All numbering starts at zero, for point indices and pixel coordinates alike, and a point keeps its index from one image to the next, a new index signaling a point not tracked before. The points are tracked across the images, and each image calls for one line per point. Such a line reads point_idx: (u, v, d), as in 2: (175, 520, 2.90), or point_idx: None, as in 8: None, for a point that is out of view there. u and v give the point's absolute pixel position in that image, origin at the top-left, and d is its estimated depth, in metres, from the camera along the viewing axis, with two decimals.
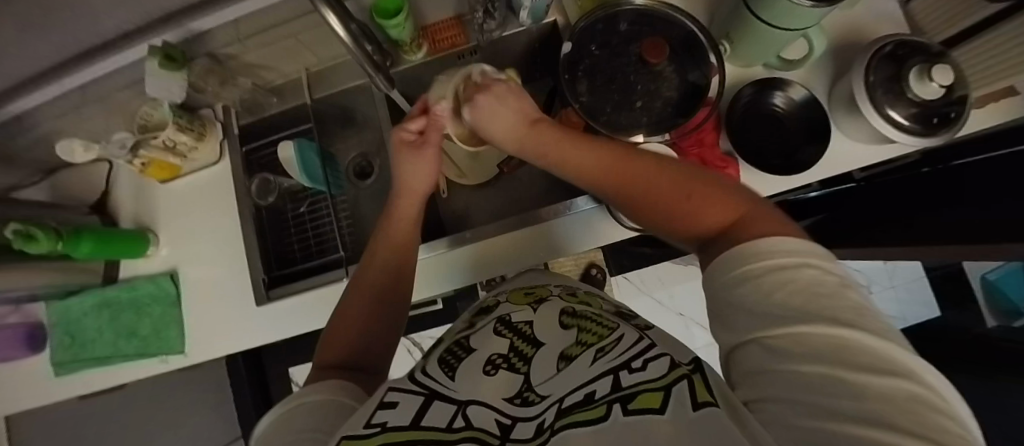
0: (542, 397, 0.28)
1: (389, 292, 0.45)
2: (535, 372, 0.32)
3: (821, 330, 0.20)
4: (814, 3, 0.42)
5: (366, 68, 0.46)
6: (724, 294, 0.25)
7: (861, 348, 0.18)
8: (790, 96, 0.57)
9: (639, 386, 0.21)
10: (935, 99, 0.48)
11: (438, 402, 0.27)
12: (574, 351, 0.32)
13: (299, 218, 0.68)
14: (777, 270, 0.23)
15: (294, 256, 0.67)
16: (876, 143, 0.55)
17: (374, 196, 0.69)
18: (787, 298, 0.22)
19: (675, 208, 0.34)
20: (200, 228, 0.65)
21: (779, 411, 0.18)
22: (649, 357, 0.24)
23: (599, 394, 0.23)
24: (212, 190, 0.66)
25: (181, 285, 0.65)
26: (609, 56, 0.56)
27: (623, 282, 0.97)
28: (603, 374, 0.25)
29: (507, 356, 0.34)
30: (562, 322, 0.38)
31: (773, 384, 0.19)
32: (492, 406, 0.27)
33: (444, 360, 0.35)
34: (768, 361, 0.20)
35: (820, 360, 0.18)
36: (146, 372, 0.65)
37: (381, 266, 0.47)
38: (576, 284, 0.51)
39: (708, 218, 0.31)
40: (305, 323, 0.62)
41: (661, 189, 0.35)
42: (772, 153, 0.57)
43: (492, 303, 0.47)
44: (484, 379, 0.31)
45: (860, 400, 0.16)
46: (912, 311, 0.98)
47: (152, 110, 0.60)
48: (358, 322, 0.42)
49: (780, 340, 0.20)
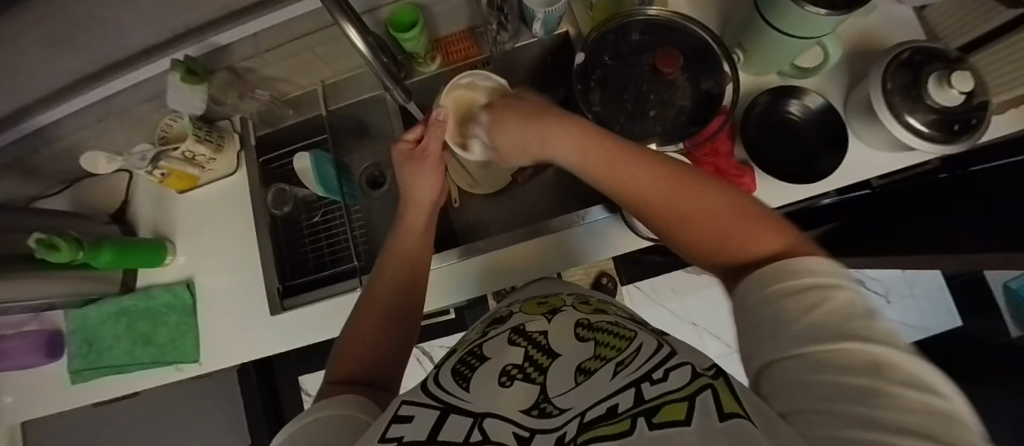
0: (561, 409, 0.27)
1: (402, 310, 0.45)
2: (552, 382, 0.31)
3: (852, 349, 0.19)
4: (829, 11, 0.42)
5: (384, 81, 0.47)
6: (765, 301, 0.25)
7: (892, 366, 0.18)
8: (806, 104, 0.57)
9: (663, 399, 0.21)
10: (956, 106, 0.48)
11: (454, 415, 0.27)
12: (592, 365, 0.31)
13: (314, 227, 0.69)
14: (809, 290, 0.23)
15: (308, 265, 0.68)
16: (894, 150, 0.54)
17: (385, 206, 0.70)
18: (821, 316, 0.21)
19: (716, 229, 0.32)
20: (216, 238, 0.66)
21: (813, 419, 0.17)
22: (670, 368, 0.24)
23: (622, 406, 0.22)
24: (228, 200, 0.67)
25: (197, 295, 0.65)
26: (621, 65, 0.57)
27: (634, 292, 0.96)
28: (624, 388, 0.24)
29: (522, 367, 0.33)
30: (576, 333, 0.37)
31: (809, 394, 0.18)
32: (510, 419, 0.27)
33: (457, 371, 0.35)
34: (800, 375, 0.19)
35: (852, 374, 0.18)
36: (161, 381, 0.65)
37: (397, 275, 0.47)
38: (589, 292, 0.51)
39: (744, 239, 0.30)
40: (321, 333, 0.62)
41: (704, 208, 0.33)
42: (789, 161, 0.57)
43: (505, 313, 0.47)
44: (500, 391, 0.30)
45: (891, 410, 0.15)
46: (933, 321, 0.95)
47: (173, 121, 0.61)
48: (376, 333, 0.42)
49: (813, 355, 0.20)
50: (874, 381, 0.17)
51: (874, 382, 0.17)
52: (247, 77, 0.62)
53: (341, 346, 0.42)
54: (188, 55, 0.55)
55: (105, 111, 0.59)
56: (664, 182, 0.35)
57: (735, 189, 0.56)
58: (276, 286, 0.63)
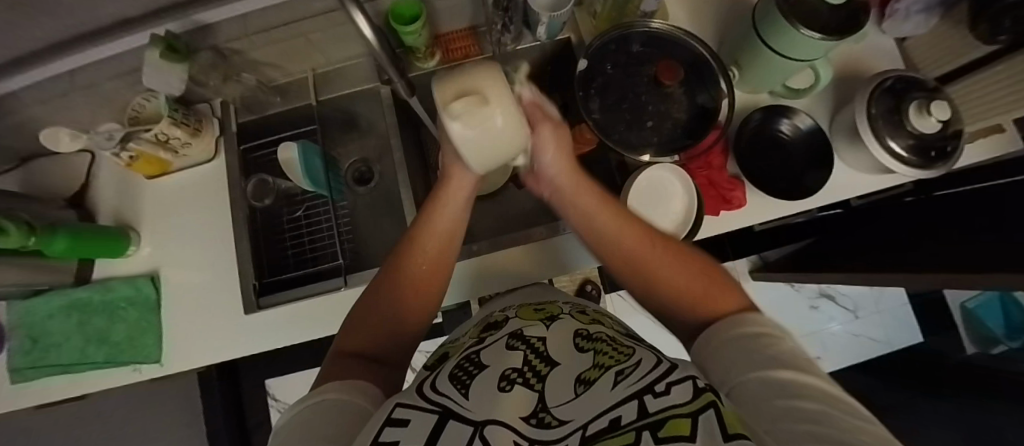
0: (561, 421, 0.25)
1: (426, 285, 0.42)
2: (551, 390, 0.30)
3: (806, 379, 0.21)
4: (823, 36, 0.44)
5: (389, 72, 0.45)
6: (730, 337, 0.29)
7: (840, 399, 0.20)
8: (796, 123, 0.58)
9: (667, 413, 0.20)
10: (933, 134, 0.51)
11: (453, 422, 0.25)
12: (592, 374, 0.30)
13: (295, 221, 0.66)
14: (761, 335, 0.27)
15: (286, 263, 0.64)
16: (875, 173, 0.57)
17: (372, 204, 0.69)
18: (777, 352, 0.25)
19: (679, 291, 0.35)
20: (187, 228, 0.62)
21: (778, 433, 0.17)
22: (673, 382, 0.24)
23: (625, 420, 0.21)
24: (203, 189, 0.63)
25: (162, 290, 0.61)
26: (622, 74, 0.58)
27: (617, 300, 0.97)
28: (625, 400, 0.24)
29: (521, 370, 0.33)
30: (575, 343, 0.36)
31: (768, 411, 0.19)
32: (512, 428, 0.25)
33: (454, 375, 0.33)
34: (765, 395, 0.21)
35: (810, 399, 0.19)
36: (117, 382, 0.59)
37: (431, 247, 0.43)
38: (584, 302, 0.50)
39: (712, 304, 0.33)
40: (296, 335, 0.58)
41: (679, 272, 0.36)
42: (779, 178, 0.58)
43: (500, 318, 0.46)
44: (499, 396, 0.29)
45: (848, 428, 0.16)
46: (897, 335, 1.00)
47: (146, 101, 0.57)
48: (394, 305, 0.40)
49: (770, 379, 0.22)
50: (829, 407, 0.19)
51: (829, 407, 0.19)
52: (231, 59, 0.58)
53: (355, 309, 0.42)
54: (168, 31, 0.51)
55: (69, 86, 0.54)
56: (652, 244, 0.39)
57: (726, 202, 0.57)
58: (250, 283, 0.58)
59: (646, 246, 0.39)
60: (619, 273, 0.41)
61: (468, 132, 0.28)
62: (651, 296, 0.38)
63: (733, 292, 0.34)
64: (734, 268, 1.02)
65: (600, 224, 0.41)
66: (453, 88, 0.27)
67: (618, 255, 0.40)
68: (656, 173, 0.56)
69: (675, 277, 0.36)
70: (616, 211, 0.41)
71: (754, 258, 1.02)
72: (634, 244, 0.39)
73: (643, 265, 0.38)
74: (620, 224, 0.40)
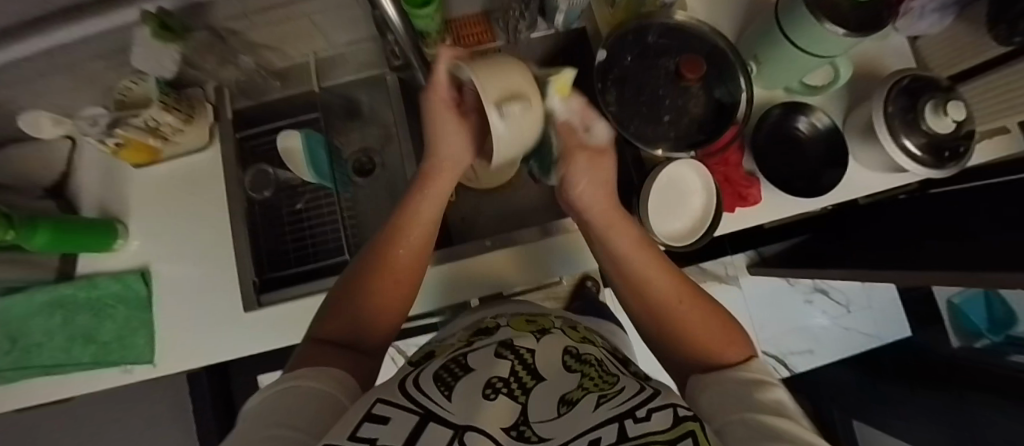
0: (542, 436, 0.24)
1: (406, 273, 0.41)
2: (535, 404, 0.28)
3: (786, 422, 0.22)
4: (848, 32, 0.43)
5: (412, 57, 0.47)
6: (727, 382, 0.30)
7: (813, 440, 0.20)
8: (814, 122, 0.58)
9: (644, 439, 0.18)
10: (946, 134, 0.51)
11: (433, 425, 0.23)
12: (576, 394, 0.29)
13: (296, 215, 0.62)
14: (756, 386, 0.28)
15: (287, 258, 0.61)
16: (889, 171, 0.57)
17: (378, 197, 0.66)
18: (766, 399, 0.26)
19: (693, 339, 0.37)
20: (177, 220, 0.58)
21: None
22: (653, 409, 0.22)
23: (605, 440, 0.19)
24: (197, 179, 0.59)
25: (153, 286, 0.57)
26: (639, 66, 0.56)
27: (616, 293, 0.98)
28: (604, 421, 0.22)
29: (507, 381, 0.31)
30: (563, 360, 0.35)
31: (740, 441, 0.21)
32: (491, 433, 0.23)
33: (439, 378, 0.32)
34: (745, 430, 0.22)
35: (788, 437, 0.19)
36: (105, 383, 0.56)
37: (413, 232, 0.42)
38: (575, 318, 0.50)
39: (728, 351, 0.36)
40: (298, 335, 0.56)
41: (695, 320, 0.38)
42: (796, 176, 0.58)
43: (491, 325, 0.45)
44: (484, 403, 0.27)
45: None
46: (886, 329, 1.05)
47: (134, 83, 0.52)
48: (373, 293, 0.39)
49: (753, 418, 0.23)
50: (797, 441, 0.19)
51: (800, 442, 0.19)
52: (228, 40, 0.54)
53: (333, 295, 0.40)
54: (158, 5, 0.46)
55: (48, 65, 0.49)
56: (675, 289, 0.40)
57: (742, 199, 0.57)
58: (250, 279, 0.55)
59: (672, 286, 0.40)
60: (636, 308, 0.41)
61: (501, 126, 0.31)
62: (667, 338, 0.39)
63: (740, 340, 0.37)
64: (731, 262, 1.03)
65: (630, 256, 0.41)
66: (498, 89, 0.30)
67: (639, 291, 0.41)
68: (676, 170, 0.56)
69: (693, 321, 0.38)
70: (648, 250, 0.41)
71: (751, 253, 1.03)
72: (661, 283, 0.40)
73: (666, 306, 0.39)
74: (651, 260, 0.41)
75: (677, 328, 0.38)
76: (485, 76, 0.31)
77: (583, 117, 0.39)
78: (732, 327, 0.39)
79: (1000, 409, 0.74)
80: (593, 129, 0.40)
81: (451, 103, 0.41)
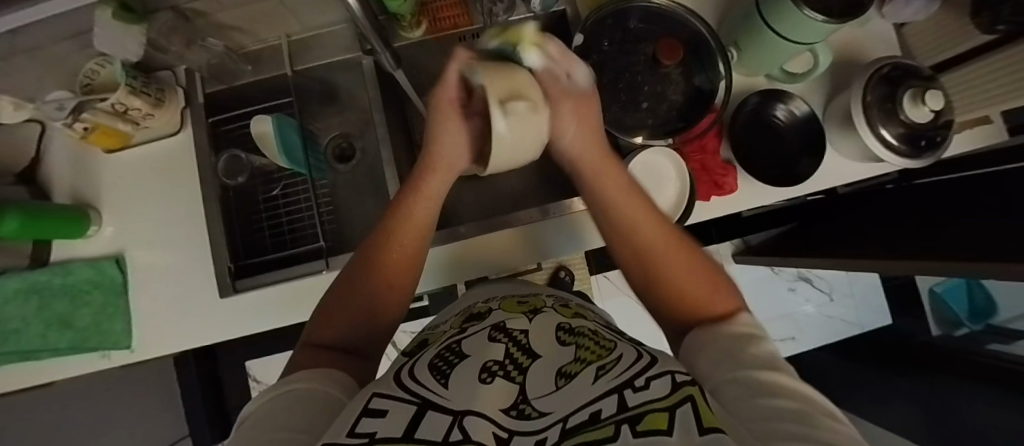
0: (541, 412, 0.25)
1: (399, 277, 0.41)
2: (533, 382, 0.29)
3: (788, 381, 0.22)
4: (825, 18, 0.42)
5: (373, 41, 0.45)
6: (720, 336, 0.30)
7: (813, 399, 0.21)
8: (792, 109, 0.57)
9: (644, 407, 0.19)
10: (922, 123, 0.51)
11: (431, 413, 0.24)
12: (573, 367, 0.29)
13: (272, 201, 0.62)
14: (750, 339, 0.29)
15: (263, 244, 0.61)
16: (866, 160, 0.57)
17: (355, 182, 0.66)
18: (763, 356, 0.26)
19: (679, 285, 0.37)
20: (152, 207, 0.58)
21: (751, 428, 0.18)
22: (652, 376, 0.23)
23: (605, 413, 0.20)
24: (169, 164, 0.58)
25: (130, 272, 0.57)
26: (619, 52, 0.55)
27: (602, 280, 0.99)
28: (604, 394, 0.23)
29: (502, 363, 0.32)
30: (558, 336, 0.36)
31: (744, 412, 0.20)
32: (489, 418, 0.24)
33: (434, 365, 0.32)
34: (747, 395, 0.22)
35: (788, 398, 0.20)
36: (86, 368, 0.57)
37: (405, 235, 0.42)
38: (565, 294, 0.50)
39: (713, 305, 0.35)
40: (277, 318, 0.56)
41: (681, 265, 0.38)
42: (771, 163, 0.57)
43: (483, 309, 0.45)
44: (480, 388, 0.28)
45: (823, 430, 0.17)
46: (869, 317, 1.08)
47: (100, 66, 0.51)
48: (367, 296, 0.39)
49: (754, 381, 0.23)
50: (805, 406, 0.20)
51: (809, 408, 0.20)
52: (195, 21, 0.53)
53: (325, 301, 0.40)
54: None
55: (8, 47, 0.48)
56: (659, 232, 0.40)
57: (718, 188, 0.56)
58: (227, 266, 0.55)
59: (660, 236, 0.40)
60: (622, 253, 0.42)
61: (504, 124, 0.32)
62: (650, 283, 0.39)
63: (728, 295, 0.36)
64: (717, 251, 1.03)
65: (616, 202, 0.42)
66: (503, 89, 0.32)
67: (624, 238, 0.41)
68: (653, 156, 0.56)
69: (681, 271, 0.38)
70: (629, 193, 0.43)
71: (737, 241, 1.04)
72: (649, 232, 0.40)
73: (651, 252, 0.39)
74: (638, 210, 0.42)
75: (660, 274, 0.38)
76: (492, 77, 0.33)
77: (563, 64, 0.42)
78: (724, 283, 0.38)
79: (975, 395, 0.76)
80: (571, 74, 0.44)
81: (458, 106, 0.44)
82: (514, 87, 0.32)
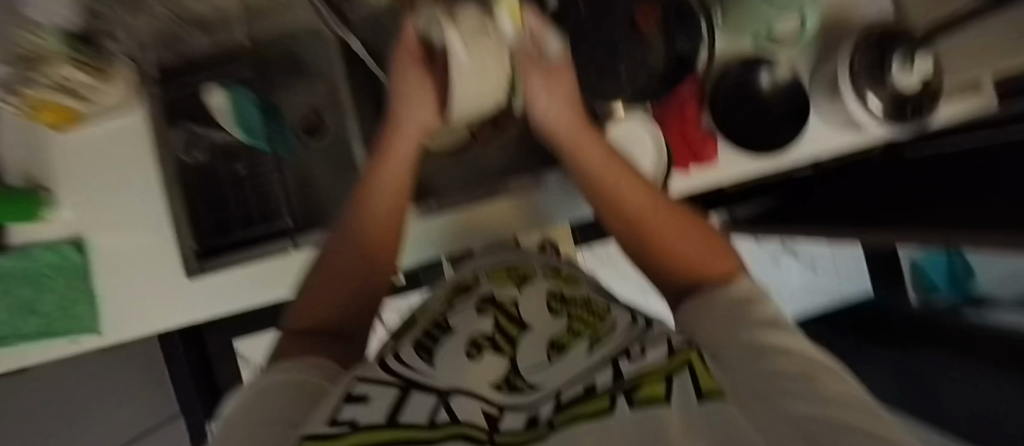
0: (530, 386, 0.26)
1: (375, 249, 0.41)
2: (523, 354, 0.29)
3: (785, 340, 0.24)
4: None
5: None
6: (716, 301, 0.31)
7: (810, 355, 0.23)
8: (776, 76, 0.54)
9: (638, 375, 0.20)
10: (910, 91, 0.49)
11: (415, 393, 0.24)
12: (565, 339, 0.30)
13: (239, 179, 0.57)
14: (747, 301, 0.30)
15: (231, 223, 0.57)
16: (846, 128, 0.56)
17: (327, 159, 0.59)
18: (761, 316, 0.27)
19: (666, 249, 0.39)
20: (110, 187, 0.55)
21: (764, 388, 0.20)
22: (645, 348, 0.24)
23: (600, 384, 0.21)
24: (125, 143, 0.56)
25: (93, 255, 0.55)
26: (596, 15, 0.52)
27: (588, 255, 1.01)
28: (599, 366, 0.24)
29: (491, 336, 0.31)
30: (549, 304, 0.35)
31: (749, 372, 0.22)
32: (480, 396, 0.24)
33: (421, 345, 0.32)
34: (749, 357, 0.23)
35: (787, 358, 0.22)
36: (55, 353, 0.56)
37: (379, 208, 0.42)
38: (560, 262, 0.49)
39: (711, 266, 0.36)
40: (249, 298, 0.58)
41: (668, 229, 0.40)
42: (752, 136, 0.55)
43: (471, 280, 0.43)
44: (468, 365, 0.28)
45: (824, 386, 0.19)
46: (847, 288, 1.15)
47: (38, 36, 0.45)
48: (347, 269, 0.39)
49: (752, 342, 0.24)
50: (806, 364, 0.22)
51: (810, 366, 0.22)
52: None
53: (304, 281, 0.39)
54: None
55: None
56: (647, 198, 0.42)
57: (696, 157, 0.56)
58: (192, 247, 0.55)
59: (649, 206, 0.41)
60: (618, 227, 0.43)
61: (465, 62, 0.41)
62: (648, 252, 0.40)
63: (724, 255, 0.37)
64: None
65: (604, 175, 0.44)
66: (470, 29, 0.40)
67: (615, 206, 0.42)
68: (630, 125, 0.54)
69: (675, 237, 0.39)
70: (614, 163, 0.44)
71: (722, 215, 1.04)
72: (638, 203, 0.42)
73: (644, 222, 0.41)
74: (627, 181, 0.43)
75: (655, 243, 0.40)
76: (465, 27, 0.40)
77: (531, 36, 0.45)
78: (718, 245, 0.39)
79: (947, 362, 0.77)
80: (543, 46, 0.46)
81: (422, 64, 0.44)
82: (481, 28, 0.41)
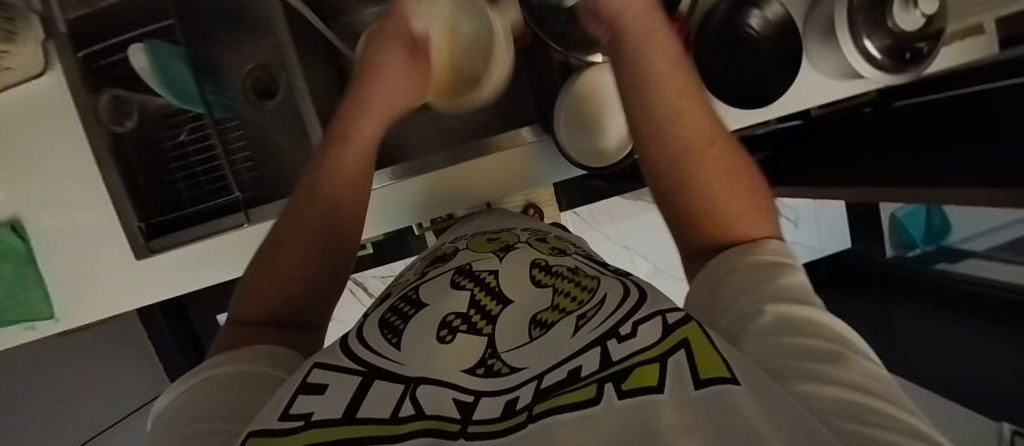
0: (512, 367, 0.22)
1: (331, 234, 0.38)
2: (502, 331, 0.26)
3: (810, 313, 0.22)
4: None
5: None
6: (743, 265, 0.27)
7: (832, 329, 0.22)
8: (768, 16, 0.49)
9: (629, 361, 0.18)
10: (912, 32, 0.45)
11: (379, 381, 0.22)
12: (550, 314, 0.26)
13: (181, 148, 0.55)
14: (772, 265, 0.27)
15: (181, 199, 0.55)
16: (844, 77, 0.51)
17: (278, 124, 0.59)
18: (787, 284, 0.25)
19: (715, 199, 0.32)
20: (41, 163, 0.50)
21: (780, 371, 0.19)
22: (639, 320, 0.21)
23: (585, 371, 0.18)
24: (48, 113, 0.49)
25: (33, 239, 0.51)
26: None
27: (572, 218, 1.01)
28: (588, 346, 0.20)
29: (466, 315, 0.28)
30: (532, 274, 0.31)
31: (769, 353, 0.20)
32: (450, 384, 0.21)
33: (387, 322, 0.29)
34: (768, 332, 0.21)
35: (814, 336, 0.21)
36: (14, 340, 0.53)
37: (331, 184, 0.39)
38: (546, 229, 0.46)
39: (745, 225, 0.31)
40: (206, 276, 0.54)
41: (722, 174, 0.33)
42: (740, 86, 0.51)
43: (450, 251, 0.40)
44: (439, 348, 0.25)
45: (849, 372, 0.18)
46: (830, 242, 1.09)
47: None
48: (297, 256, 0.36)
49: (773, 315, 0.22)
50: (833, 345, 0.20)
51: (834, 346, 0.20)
52: None
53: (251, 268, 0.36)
54: None
55: None
56: (709, 133, 0.35)
57: None
58: (135, 226, 0.50)
59: (704, 138, 0.35)
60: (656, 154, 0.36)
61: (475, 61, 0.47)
62: (680, 191, 0.34)
63: (766, 219, 0.32)
64: None
65: (660, 87, 0.36)
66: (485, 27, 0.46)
67: (659, 127, 0.36)
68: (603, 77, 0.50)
69: (722, 181, 0.33)
70: (677, 75, 0.37)
71: None
72: (694, 129, 0.35)
73: (694, 153, 0.34)
74: (688, 100, 0.36)
75: (694, 183, 0.33)
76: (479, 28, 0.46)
77: None
78: (763, 206, 0.33)
79: None
80: None
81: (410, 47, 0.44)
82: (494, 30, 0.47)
